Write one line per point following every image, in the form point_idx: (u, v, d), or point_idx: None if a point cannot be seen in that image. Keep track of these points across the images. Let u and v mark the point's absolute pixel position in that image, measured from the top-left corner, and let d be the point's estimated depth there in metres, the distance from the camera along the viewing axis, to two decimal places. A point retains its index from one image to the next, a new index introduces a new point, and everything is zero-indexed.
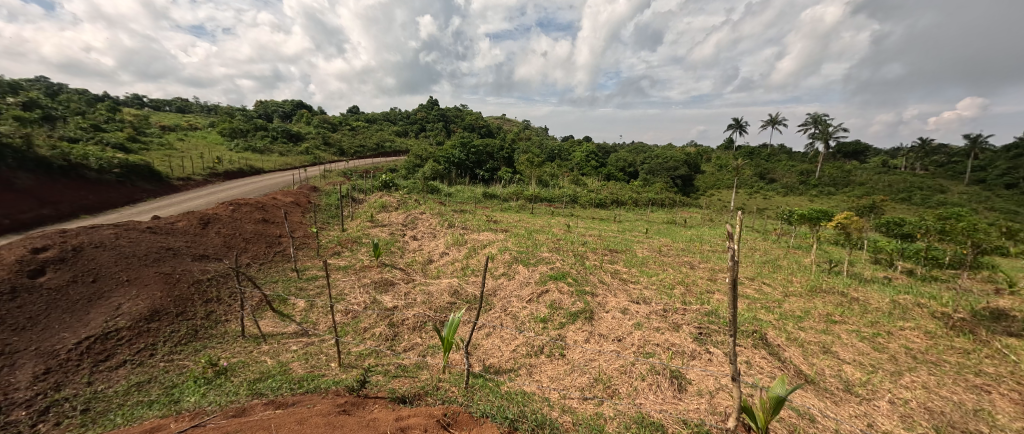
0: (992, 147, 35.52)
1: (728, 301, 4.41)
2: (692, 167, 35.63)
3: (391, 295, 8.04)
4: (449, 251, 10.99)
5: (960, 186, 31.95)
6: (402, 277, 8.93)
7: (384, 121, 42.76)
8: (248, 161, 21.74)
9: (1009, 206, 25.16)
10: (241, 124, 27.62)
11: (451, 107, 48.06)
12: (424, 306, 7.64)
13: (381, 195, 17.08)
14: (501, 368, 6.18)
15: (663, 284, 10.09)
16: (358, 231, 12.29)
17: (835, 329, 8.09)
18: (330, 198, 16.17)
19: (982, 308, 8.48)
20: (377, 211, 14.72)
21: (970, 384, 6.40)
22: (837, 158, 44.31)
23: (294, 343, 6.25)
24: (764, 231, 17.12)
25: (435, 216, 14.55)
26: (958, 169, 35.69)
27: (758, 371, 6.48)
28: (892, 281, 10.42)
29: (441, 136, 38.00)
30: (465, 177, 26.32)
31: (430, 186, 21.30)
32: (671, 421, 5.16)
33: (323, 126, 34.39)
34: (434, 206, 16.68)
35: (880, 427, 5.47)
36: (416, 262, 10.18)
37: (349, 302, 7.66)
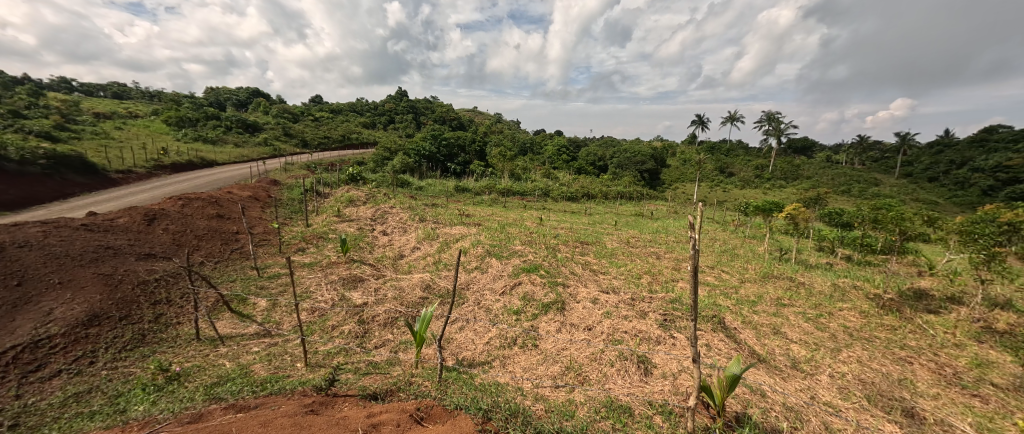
0: (919, 144, 38.97)
1: (691, 288, 4.84)
2: (658, 161, 36.81)
3: (360, 291, 8.08)
4: (420, 245, 11.08)
5: (893, 178, 34.80)
6: (372, 273, 8.98)
7: (350, 112, 41.63)
8: (198, 152, 20.79)
9: (932, 198, 27.67)
10: (189, 112, 26.24)
11: (420, 100, 47.48)
12: (395, 302, 7.74)
13: (348, 189, 16.83)
14: (475, 360, 6.40)
15: (631, 274, 10.59)
16: (324, 226, 12.13)
17: (785, 311, 8.79)
18: (293, 192, 15.76)
19: (908, 289, 9.44)
20: (344, 206, 14.52)
21: (896, 356, 7.17)
22: (789, 153, 47.08)
23: (255, 344, 6.23)
24: (723, 222, 18.05)
25: (405, 210, 14.52)
26: (892, 165, 38.87)
27: (716, 352, 7.00)
28: (834, 266, 11.36)
29: (411, 129, 37.53)
30: (436, 170, 26.24)
31: (400, 180, 21.10)
32: (638, 402, 5.54)
33: (284, 117, 33.20)
34: (404, 200, 16.61)
35: (820, 398, 6.06)
36: (387, 257, 10.20)
37: (316, 300, 7.65)
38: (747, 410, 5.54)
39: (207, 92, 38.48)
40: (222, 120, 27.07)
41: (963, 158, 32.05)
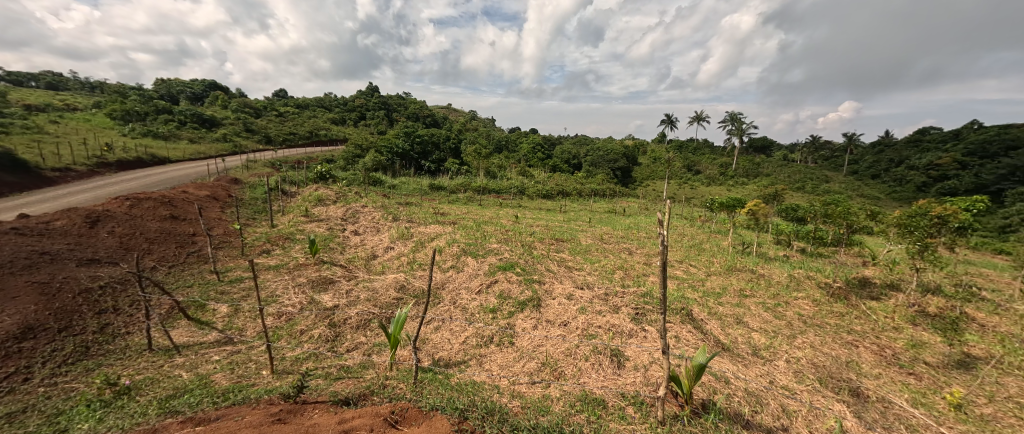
0: (863, 145, 41.76)
1: (660, 282, 5.19)
2: (630, 159, 37.74)
3: (331, 294, 8.02)
4: (394, 245, 11.05)
5: (841, 176, 37.14)
6: (343, 275, 8.91)
7: (318, 107, 40.53)
8: (147, 149, 19.84)
9: (874, 194, 29.71)
10: (137, 105, 24.91)
11: (392, 97, 46.82)
12: (368, 303, 7.76)
13: (316, 188, 16.49)
14: (451, 360, 6.50)
15: (605, 269, 10.93)
16: (291, 226, 11.90)
17: (746, 302, 9.32)
18: (255, 191, 15.33)
19: (854, 277, 10.19)
20: (312, 205, 14.25)
21: (844, 340, 7.75)
22: (751, 152, 49.28)
23: (216, 352, 6.11)
24: (691, 218, 18.76)
25: (377, 209, 14.40)
26: (840, 162, 41.46)
27: (684, 343, 7.37)
28: (790, 258, 12.09)
29: (383, 125, 36.98)
30: (410, 168, 26.00)
31: (372, 178, 20.85)
32: (611, 395, 5.78)
33: (245, 112, 31.95)
34: (376, 199, 16.43)
35: (778, 382, 6.49)
36: (359, 258, 10.14)
37: (282, 303, 7.54)
38: (712, 396, 5.86)
39: (157, 84, 36.58)
40: (174, 115, 25.76)
41: (900, 156, 34.56)
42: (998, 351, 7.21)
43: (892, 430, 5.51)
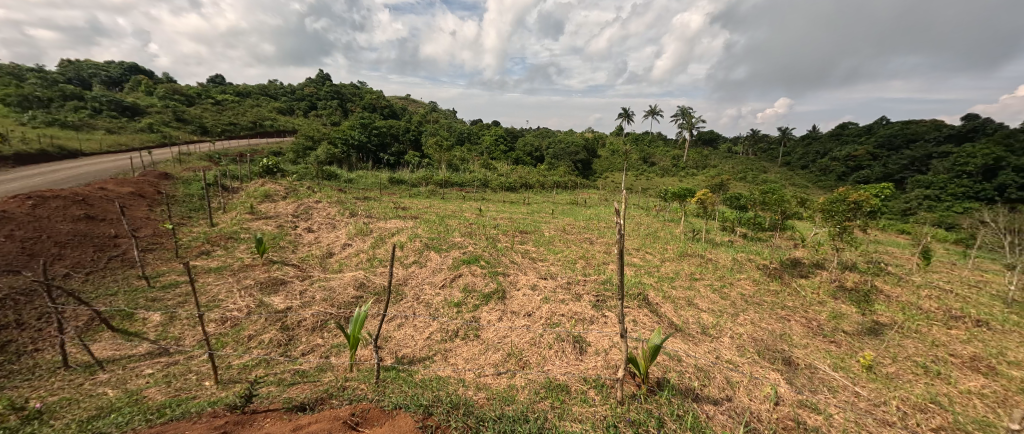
0: (795, 138, 45.28)
1: (617, 267, 5.61)
2: (589, 151, 38.68)
3: (283, 296, 7.85)
4: (352, 241, 10.91)
5: (776, 166, 40.06)
6: (296, 275, 8.73)
7: (263, 97, 38.33)
8: (55, 140, 18.07)
9: (806, 184, 32.25)
10: (37, 90, 22.44)
11: (346, 87, 45.22)
12: (325, 304, 7.68)
13: (263, 182, 15.81)
14: (415, 357, 6.60)
15: (567, 259, 11.36)
16: (234, 225, 11.38)
17: (696, 284, 10.06)
18: (191, 187, 14.43)
19: (787, 259, 11.22)
20: (257, 201, 13.67)
21: (778, 315, 8.58)
22: (701, 145, 51.97)
23: (148, 365, 5.77)
24: (646, 208, 19.64)
25: (333, 205, 14.08)
26: (776, 155, 44.73)
27: (641, 326, 7.86)
28: (734, 243, 13.09)
29: (336, 116, 35.66)
30: (368, 161, 25.40)
31: (326, 172, 20.21)
32: (574, 380, 6.12)
33: (175, 99, 29.56)
34: (331, 194, 16.01)
35: (723, 357, 7.12)
36: (313, 256, 9.93)
37: (226, 308, 7.25)
38: (665, 374, 6.34)
39: (64, 65, 33.07)
40: (85, 102, 23.70)
41: (826, 149, 37.83)
42: (900, 318, 8.31)
43: (818, 393, 6.22)
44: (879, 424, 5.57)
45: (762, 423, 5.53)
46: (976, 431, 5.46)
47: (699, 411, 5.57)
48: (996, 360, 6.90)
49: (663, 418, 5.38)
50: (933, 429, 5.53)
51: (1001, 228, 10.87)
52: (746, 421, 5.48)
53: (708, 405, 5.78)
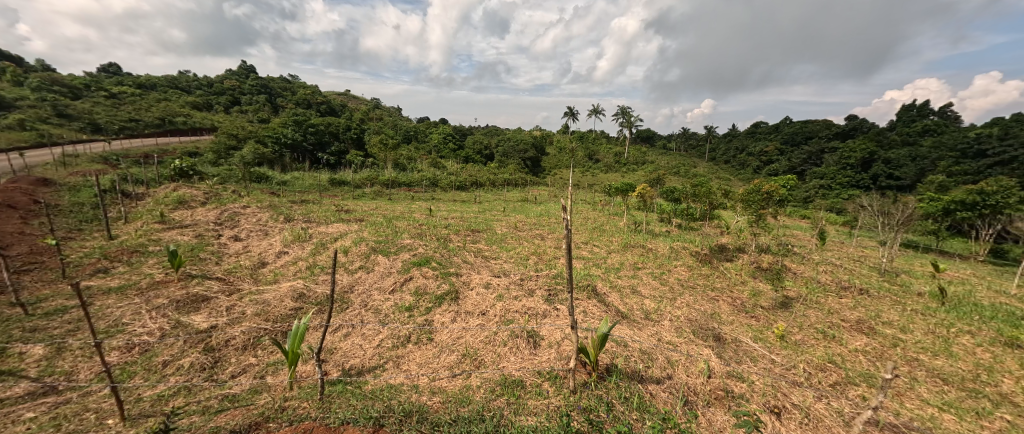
0: (719, 135, 49.36)
1: (566, 262, 6.00)
2: (538, 149, 39.49)
3: (205, 314, 7.17)
4: (288, 249, 10.41)
5: (705, 162, 43.32)
6: (222, 290, 8.02)
7: (176, 92, 34.79)
8: None
9: (732, 177, 35.14)
10: None
11: (276, 82, 42.53)
12: (258, 319, 7.20)
13: (175, 187, 14.45)
14: (364, 367, 6.48)
15: (520, 256, 11.73)
16: (139, 237, 10.27)
17: (639, 273, 10.81)
18: (81, 194, 12.82)
19: (716, 246, 12.35)
20: (169, 209, 12.47)
21: (710, 296, 9.48)
22: (640, 142, 54.99)
23: (29, 408, 5.04)
24: (593, 203, 20.57)
25: (263, 210, 13.30)
26: (706, 151, 48.37)
27: (590, 316, 8.34)
28: (671, 233, 14.15)
29: (265, 112, 33.50)
30: (304, 161, 24.25)
31: (255, 174, 19.05)
32: (528, 374, 6.42)
33: (58, 91, 25.80)
34: (260, 197, 15.11)
35: (663, 337, 7.79)
36: (242, 267, 9.26)
37: (133, 333, 6.48)
38: (613, 359, 6.80)
39: None
40: None
41: (745, 146, 41.60)
42: (805, 292, 9.53)
43: (742, 363, 7.00)
44: (789, 385, 6.41)
45: (698, 396, 6.13)
46: (862, 382, 6.51)
47: (644, 391, 6.08)
48: (875, 321, 8.19)
49: (612, 402, 5.82)
50: (831, 384, 6.48)
51: (875, 210, 12.72)
52: (684, 397, 6.05)
53: (651, 384, 6.31)
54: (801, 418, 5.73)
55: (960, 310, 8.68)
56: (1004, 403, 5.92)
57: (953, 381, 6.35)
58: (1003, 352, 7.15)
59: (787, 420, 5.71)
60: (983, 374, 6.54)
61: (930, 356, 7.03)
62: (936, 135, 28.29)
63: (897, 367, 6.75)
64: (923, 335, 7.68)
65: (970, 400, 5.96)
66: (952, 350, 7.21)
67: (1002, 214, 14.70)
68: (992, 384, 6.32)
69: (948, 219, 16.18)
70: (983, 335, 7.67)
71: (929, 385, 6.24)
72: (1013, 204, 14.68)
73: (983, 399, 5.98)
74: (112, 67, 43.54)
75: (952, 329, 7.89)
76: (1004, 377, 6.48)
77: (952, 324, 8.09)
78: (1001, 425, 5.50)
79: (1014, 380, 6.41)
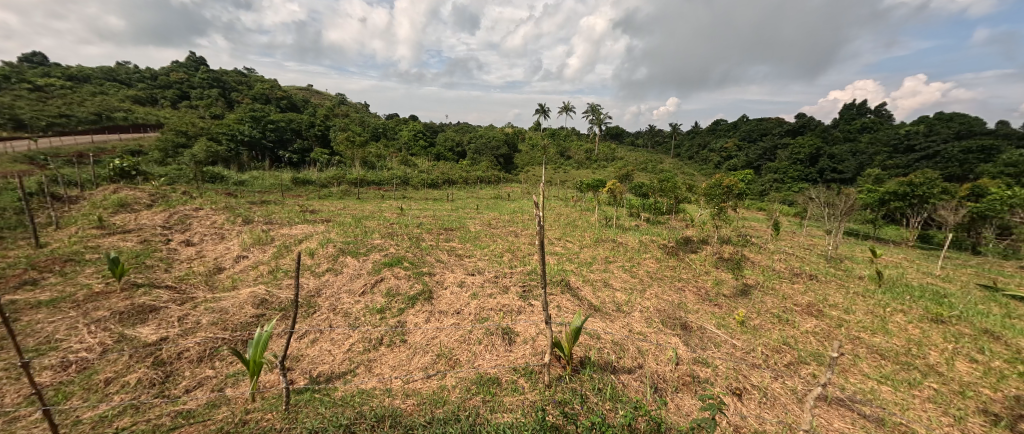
0: (683, 132, 51.10)
1: (539, 258, 6.18)
2: (510, 146, 39.66)
3: (153, 325, 6.81)
4: (248, 252, 10.01)
5: (671, 157, 44.74)
6: (173, 298, 7.60)
7: (116, 87, 32.35)
8: None
9: (696, 172, 36.43)
10: None
11: (232, 77, 40.55)
12: (215, 328, 6.92)
13: (115, 188, 13.30)
14: (333, 374, 6.43)
15: (494, 253, 11.86)
16: (74, 245, 9.35)
17: (611, 267, 11.13)
18: (7, 198, 11.76)
19: (681, 238, 12.87)
20: (110, 212, 11.52)
21: (676, 287, 9.92)
22: (609, 139, 56.16)
23: None
24: (565, 199, 20.95)
25: (222, 211, 12.70)
26: (672, 146, 49.95)
27: (564, 310, 8.57)
28: (639, 227, 14.62)
29: (220, 108, 31.89)
30: (263, 160, 23.37)
31: (209, 174, 18.26)
32: (503, 371, 6.57)
33: None
34: (216, 199, 14.44)
35: (633, 328, 8.10)
36: (196, 274, 8.68)
37: (69, 350, 6.10)
38: (586, 352, 7.03)
39: None
40: None
41: (706, 143, 43.33)
42: (762, 279, 10.15)
43: (707, 349, 7.39)
44: (749, 368, 6.84)
45: (666, 382, 6.47)
46: (812, 361, 7.05)
47: (616, 382, 6.34)
48: (823, 304, 8.84)
49: (586, 393, 6.04)
50: (785, 364, 6.97)
51: (821, 202, 13.64)
52: (653, 384, 6.36)
53: (623, 374, 6.59)
54: (760, 398, 6.15)
55: (894, 291, 9.50)
56: (932, 373, 6.56)
57: (889, 355, 6.97)
58: (930, 328, 7.90)
59: (748, 401, 6.10)
60: (914, 348, 7.20)
61: (870, 334, 7.67)
62: (874, 131, 30.57)
63: (841, 346, 7.33)
64: (863, 315, 8.35)
65: (904, 372, 6.57)
66: (888, 328, 7.88)
67: (927, 203, 16.24)
68: (922, 357, 6.98)
69: (883, 209, 17.58)
70: (913, 313, 8.43)
71: (869, 361, 6.82)
72: (937, 193, 16.20)
73: (914, 370, 6.61)
74: (36, 58, 40.21)
75: (888, 309, 8.62)
76: (932, 350, 7.18)
77: (888, 303, 8.85)
78: (929, 393, 6.10)
79: (939, 352, 7.11)
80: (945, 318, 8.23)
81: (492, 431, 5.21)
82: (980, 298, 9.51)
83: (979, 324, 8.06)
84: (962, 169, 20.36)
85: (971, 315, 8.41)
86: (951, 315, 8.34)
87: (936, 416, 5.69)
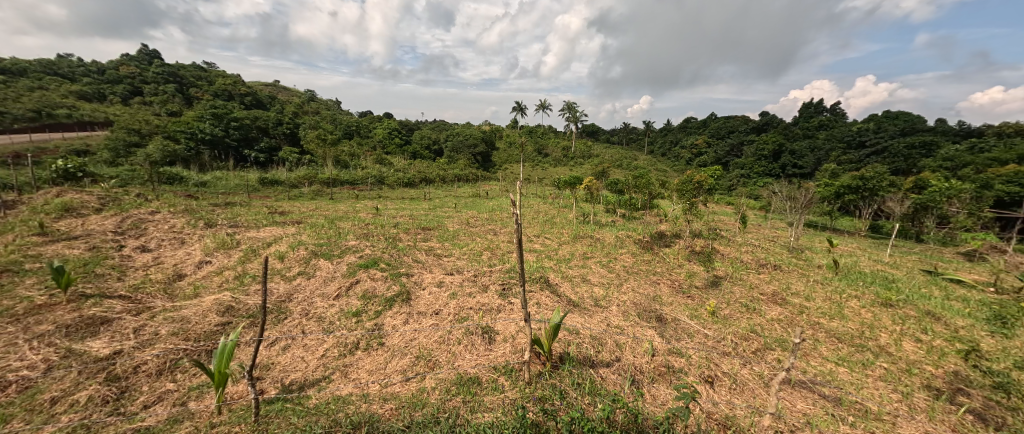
0: (656, 130, 52.19)
1: (518, 255, 6.15)
2: (488, 143, 39.54)
3: (105, 338, 6.40)
4: (212, 257, 9.54)
5: (645, 154, 45.60)
6: (128, 309, 7.17)
7: (57, 82, 30.07)
8: None
9: (669, 168, 37.22)
10: None
11: (192, 74, 38.63)
12: (176, 339, 6.58)
13: (58, 192, 12.25)
14: (306, 381, 6.21)
15: (473, 252, 11.77)
16: (11, 253, 8.48)
17: (589, 263, 11.21)
18: None
19: (655, 233, 13.12)
20: (53, 218, 10.56)
21: (651, 280, 10.09)
22: (585, 136, 56.76)
23: None
24: (543, 197, 21.02)
25: (182, 215, 12.07)
26: (646, 143, 50.93)
27: (543, 307, 8.58)
28: (616, 222, 14.80)
29: (178, 106, 30.33)
30: (226, 160, 22.39)
31: (166, 175, 17.34)
32: (484, 370, 6.51)
33: None
34: (175, 202, 13.72)
35: (611, 322, 8.17)
36: (153, 282, 8.19)
37: (8, 368, 5.64)
38: (565, 348, 7.05)
39: None
40: None
41: (678, 140, 44.40)
42: (731, 270, 10.46)
43: (681, 340, 7.54)
44: (719, 356, 7.01)
45: (643, 374, 6.55)
46: (777, 346, 7.32)
47: (594, 376, 6.38)
48: (786, 292, 9.19)
49: (566, 389, 6.05)
50: (753, 351, 7.19)
51: (784, 195, 14.20)
52: (631, 376, 6.44)
53: (601, 368, 6.63)
54: (729, 384, 6.32)
55: (849, 278, 9.99)
56: (882, 353, 6.93)
57: (845, 339, 7.31)
58: (880, 311, 8.32)
59: (719, 388, 6.26)
60: (867, 331, 7.57)
61: (828, 320, 8.01)
62: (831, 128, 32.10)
63: (803, 331, 7.62)
64: (823, 302, 8.73)
65: (858, 353, 6.90)
66: (844, 313, 8.26)
67: (878, 195, 17.07)
68: (874, 339, 7.35)
69: (839, 202, 18.42)
70: (866, 298, 8.87)
71: (827, 345, 7.12)
72: (886, 187, 17.08)
73: (867, 351, 6.95)
74: None
75: (843, 295, 9.05)
76: (882, 332, 7.57)
77: (844, 290, 9.28)
78: (881, 372, 6.44)
79: (889, 334, 7.50)
80: (894, 302, 8.71)
81: (472, 431, 5.14)
82: (924, 282, 10.12)
83: (923, 307, 8.56)
84: (907, 164, 21.79)
85: (916, 299, 8.95)
86: (899, 298, 8.82)
87: (886, 393, 5.99)
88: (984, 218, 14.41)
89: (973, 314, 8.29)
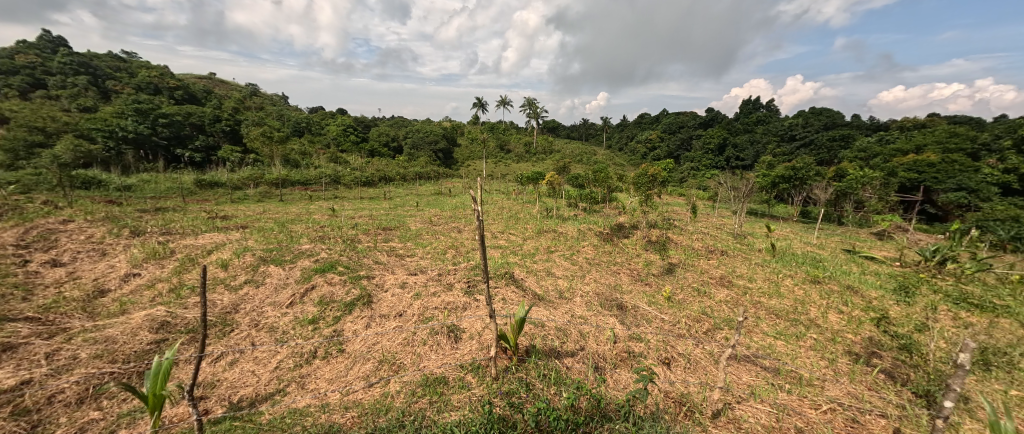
0: (614, 126, 53.36)
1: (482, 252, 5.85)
2: (449, 140, 38.78)
3: (9, 368, 5.47)
4: (141, 269, 8.54)
5: (605, 149, 46.52)
6: (37, 332, 6.19)
7: None
8: None
9: (627, 162, 38.12)
10: None
11: (116, 68, 35.07)
12: (99, 362, 5.75)
13: None
14: (257, 396, 5.61)
15: (437, 251, 11.31)
16: None
17: (554, 256, 11.07)
18: None
19: (615, 225, 13.23)
20: None
21: (613, 270, 10.10)
22: (546, 132, 57.13)
23: None
24: (506, 193, 20.79)
25: (103, 223, 10.76)
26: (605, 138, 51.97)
27: (509, 302, 8.32)
28: (578, 216, 14.81)
29: (98, 103, 27.39)
30: (155, 161, 20.51)
31: (82, 179, 15.51)
32: (451, 369, 6.15)
33: None
34: (94, 209, 12.27)
35: (577, 313, 8.03)
36: (68, 301, 7.17)
37: None
38: (531, 340, 6.80)
39: None
40: None
41: (635, 134, 45.61)
42: (684, 258, 10.69)
43: (640, 325, 7.53)
44: (675, 339, 7.04)
45: (605, 360, 6.44)
46: (725, 326, 7.51)
47: (560, 366, 6.18)
48: (732, 275, 9.53)
49: (531, 381, 5.83)
50: (704, 332, 7.31)
51: (728, 185, 14.84)
52: (594, 364, 6.31)
53: (566, 358, 6.46)
54: (684, 364, 6.33)
55: (784, 259, 10.52)
56: (812, 325, 7.26)
57: (782, 314, 7.62)
58: (809, 288, 8.79)
59: (675, 368, 6.25)
60: (799, 306, 7.94)
61: (767, 298, 8.34)
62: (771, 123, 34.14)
63: (746, 310, 7.86)
64: (763, 282, 9.12)
65: (792, 327, 7.20)
66: (781, 291, 8.64)
67: (806, 184, 18.32)
68: (805, 313, 7.70)
69: (773, 190, 19.51)
70: (798, 276, 9.37)
71: (766, 321, 7.39)
72: (812, 176, 18.46)
73: (799, 325, 7.26)
74: None
75: (779, 274, 9.49)
76: (812, 306, 7.95)
77: (779, 270, 9.76)
78: (810, 342, 6.73)
79: (817, 308, 7.89)
80: (821, 278, 9.24)
81: (439, 431, 4.81)
82: (844, 260, 10.81)
83: (844, 281, 9.12)
84: (829, 155, 23.75)
85: (839, 274, 9.53)
86: (824, 275, 9.38)
87: (815, 360, 6.28)
88: (890, 202, 15.72)
89: (883, 285, 8.92)
